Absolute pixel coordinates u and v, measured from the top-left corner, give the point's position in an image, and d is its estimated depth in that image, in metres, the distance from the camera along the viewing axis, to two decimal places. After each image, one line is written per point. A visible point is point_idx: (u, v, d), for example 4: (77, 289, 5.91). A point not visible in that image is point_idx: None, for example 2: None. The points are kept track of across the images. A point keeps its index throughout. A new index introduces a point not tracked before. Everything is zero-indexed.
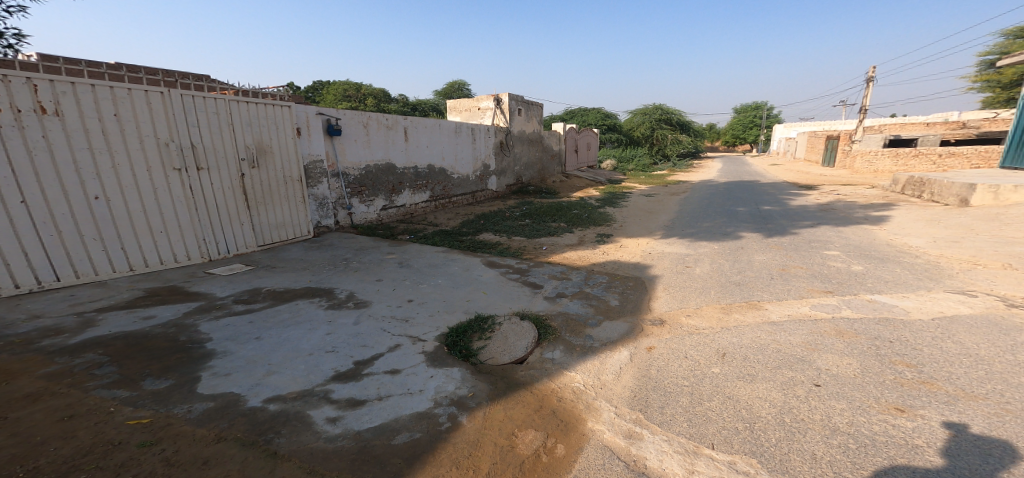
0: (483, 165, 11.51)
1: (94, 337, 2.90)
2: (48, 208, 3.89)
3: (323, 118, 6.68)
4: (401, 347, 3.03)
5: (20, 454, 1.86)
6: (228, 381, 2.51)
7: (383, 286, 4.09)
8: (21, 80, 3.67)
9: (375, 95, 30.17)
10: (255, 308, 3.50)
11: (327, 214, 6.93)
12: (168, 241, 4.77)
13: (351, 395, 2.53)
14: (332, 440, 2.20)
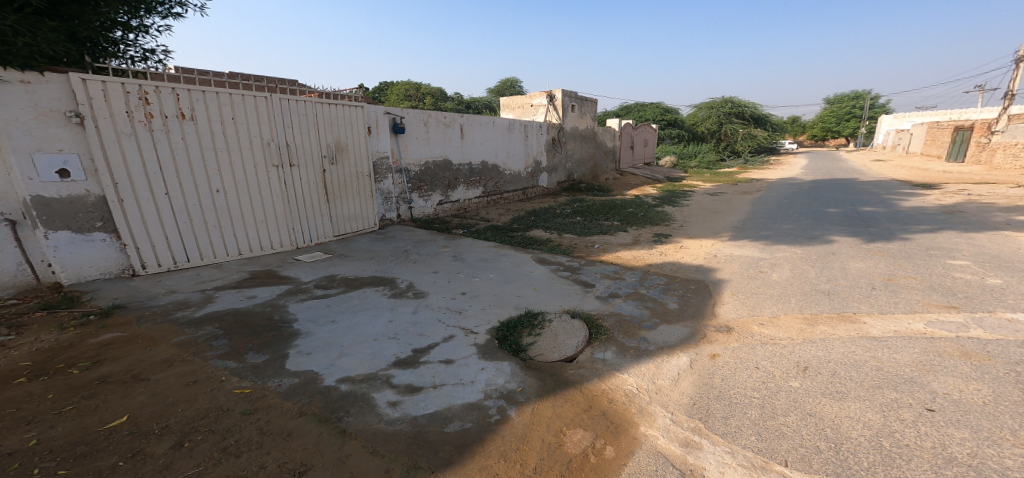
0: (536, 162, 11.50)
1: (213, 311, 3.43)
2: (183, 199, 4.60)
3: (390, 117, 7.04)
4: (455, 338, 3.16)
5: (157, 412, 2.27)
6: (309, 360, 2.81)
7: (439, 278, 4.30)
8: (168, 91, 4.37)
9: (433, 95, 31.27)
10: (331, 294, 3.88)
11: (391, 207, 7.34)
12: (267, 230, 5.38)
13: (410, 381, 2.69)
14: (393, 423, 2.37)
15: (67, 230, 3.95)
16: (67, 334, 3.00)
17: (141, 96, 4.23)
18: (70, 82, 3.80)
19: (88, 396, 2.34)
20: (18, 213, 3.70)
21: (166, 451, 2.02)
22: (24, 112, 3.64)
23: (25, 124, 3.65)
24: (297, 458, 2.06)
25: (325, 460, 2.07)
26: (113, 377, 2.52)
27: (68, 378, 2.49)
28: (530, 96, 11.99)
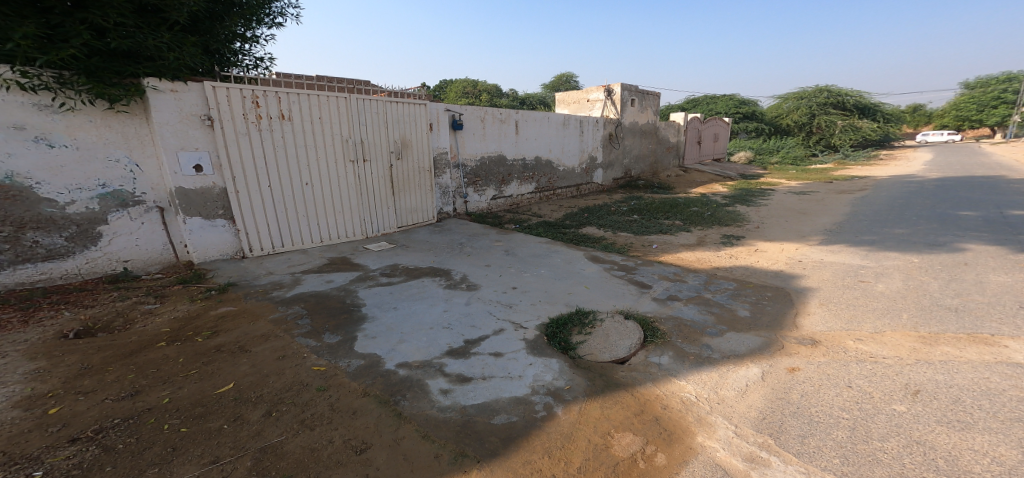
0: (591, 158, 11.04)
1: (300, 292, 3.89)
2: (280, 191, 5.14)
3: (450, 114, 7.13)
4: (505, 332, 3.20)
5: (254, 382, 2.62)
6: (374, 343, 3.06)
7: (491, 272, 4.39)
8: (273, 94, 4.87)
9: (489, 92, 32.20)
10: (394, 282, 4.18)
11: (448, 201, 7.45)
12: (342, 219, 5.82)
13: (462, 371, 2.78)
14: (444, 411, 2.48)
15: (197, 216, 4.64)
16: (193, 305, 3.59)
17: (252, 100, 4.77)
18: (205, 90, 4.43)
19: (203, 363, 2.77)
20: (163, 199, 4.50)
21: (259, 419, 2.33)
22: (171, 116, 4.30)
23: (172, 127, 4.33)
24: (359, 436, 2.25)
25: (383, 440, 2.24)
26: (222, 347, 2.95)
27: (192, 346, 2.96)
28: (587, 91, 11.90)
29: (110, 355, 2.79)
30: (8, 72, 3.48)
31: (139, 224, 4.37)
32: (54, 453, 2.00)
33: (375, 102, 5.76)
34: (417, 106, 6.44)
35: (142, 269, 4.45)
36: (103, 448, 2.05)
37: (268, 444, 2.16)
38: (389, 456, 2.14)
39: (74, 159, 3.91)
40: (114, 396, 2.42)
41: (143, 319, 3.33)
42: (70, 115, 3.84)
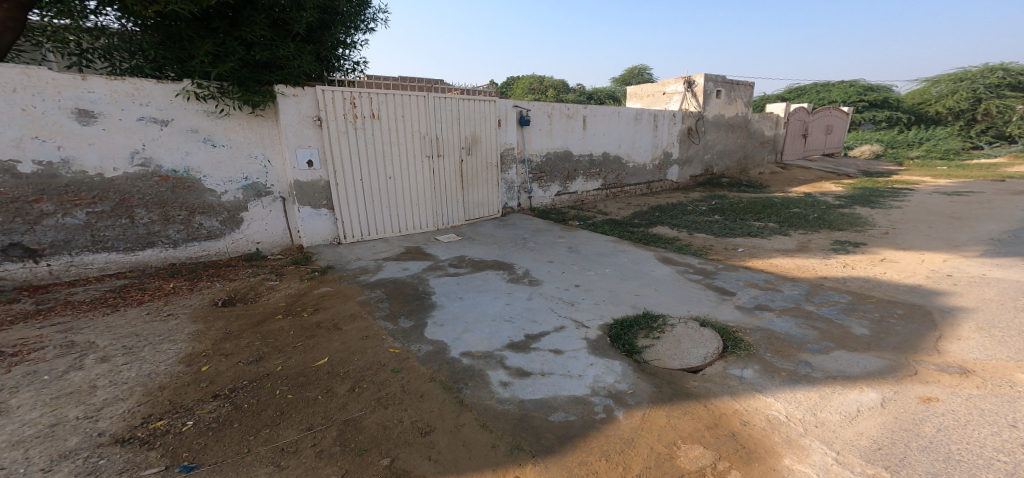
0: (664, 153, 10.23)
1: (381, 278, 4.24)
2: (367, 185, 5.44)
3: (517, 110, 6.88)
4: (565, 329, 3.13)
5: (343, 357, 2.94)
6: (441, 330, 3.22)
7: (553, 269, 4.32)
8: (365, 95, 5.14)
9: (560, 90, 31.72)
10: (461, 273, 4.34)
11: (513, 197, 7.30)
12: (418, 212, 5.99)
13: (521, 365, 2.79)
14: (502, 403, 2.51)
15: (307, 205, 5.14)
16: (301, 285, 4.14)
17: (349, 100, 5.08)
18: (314, 94, 4.86)
19: (307, 338, 3.18)
20: (284, 190, 5.08)
21: (345, 393, 2.60)
22: (290, 118, 4.80)
23: (293, 127, 4.84)
24: (424, 419, 2.40)
25: (445, 425, 2.35)
26: (321, 324, 3.37)
27: (298, 321, 3.43)
28: (663, 83, 11.11)
29: (242, 324, 3.36)
30: (188, 84, 4.24)
31: (267, 211, 5.01)
32: (202, 407, 2.45)
33: (451, 100, 5.85)
34: (485, 102, 6.35)
35: (269, 250, 5.12)
36: (233, 406, 2.47)
37: (350, 417, 2.40)
38: (450, 441, 2.25)
39: (226, 156, 4.61)
40: (245, 361, 2.88)
41: (268, 293, 3.96)
42: (227, 119, 4.55)
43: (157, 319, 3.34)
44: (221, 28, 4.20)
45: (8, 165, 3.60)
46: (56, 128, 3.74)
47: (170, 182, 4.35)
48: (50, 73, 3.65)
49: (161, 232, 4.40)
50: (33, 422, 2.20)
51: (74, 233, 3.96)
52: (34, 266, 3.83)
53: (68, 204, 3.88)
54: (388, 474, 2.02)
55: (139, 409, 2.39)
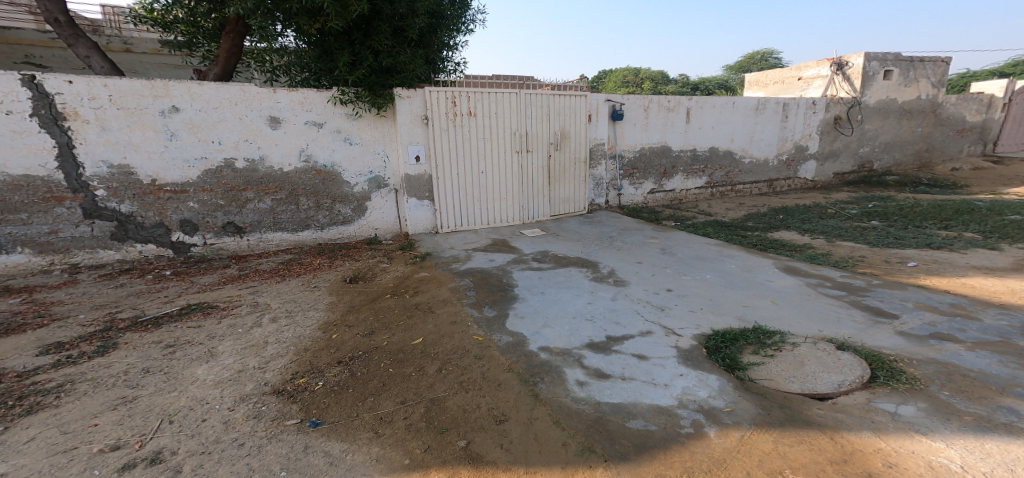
0: (796, 147, 8.84)
1: (469, 268, 4.34)
2: (462, 179, 5.66)
3: (610, 104, 6.55)
4: (653, 335, 2.87)
5: (434, 338, 3.08)
6: (521, 323, 3.15)
7: (642, 269, 3.95)
8: (465, 94, 5.34)
9: (653, 78, 26.35)
10: (544, 267, 4.20)
11: (601, 193, 6.96)
12: (506, 206, 6.07)
13: (599, 367, 2.62)
14: (578, 402, 2.39)
15: (413, 197, 5.50)
16: (404, 268, 4.53)
17: (450, 100, 5.31)
18: (423, 95, 5.17)
19: (407, 317, 3.44)
20: (397, 183, 5.51)
21: (433, 373, 2.72)
22: (404, 117, 5.16)
23: (405, 126, 5.21)
24: (500, 407, 2.42)
25: (519, 416, 2.34)
26: (419, 306, 3.60)
27: (402, 300, 3.74)
28: (801, 67, 9.84)
29: (359, 300, 3.83)
30: (335, 91, 4.90)
31: (384, 201, 5.54)
32: (328, 370, 2.79)
33: (543, 96, 5.81)
34: (575, 96, 6.18)
35: (385, 236, 5.69)
36: (349, 374, 2.74)
37: (435, 396, 2.53)
38: (522, 433, 2.23)
39: (359, 152, 5.24)
40: (360, 333, 3.23)
41: (380, 274, 4.45)
42: (359, 120, 5.13)
43: (307, 289, 4.06)
44: (357, 39, 4.81)
45: (230, 162, 4.72)
46: (257, 132, 4.74)
47: (321, 175, 5.14)
48: (256, 88, 4.66)
49: (314, 217, 5.24)
50: (228, 366, 2.79)
51: (263, 215, 4.99)
52: (240, 238, 4.95)
53: (262, 193, 4.92)
54: (463, 457, 2.09)
55: (289, 366, 2.82)
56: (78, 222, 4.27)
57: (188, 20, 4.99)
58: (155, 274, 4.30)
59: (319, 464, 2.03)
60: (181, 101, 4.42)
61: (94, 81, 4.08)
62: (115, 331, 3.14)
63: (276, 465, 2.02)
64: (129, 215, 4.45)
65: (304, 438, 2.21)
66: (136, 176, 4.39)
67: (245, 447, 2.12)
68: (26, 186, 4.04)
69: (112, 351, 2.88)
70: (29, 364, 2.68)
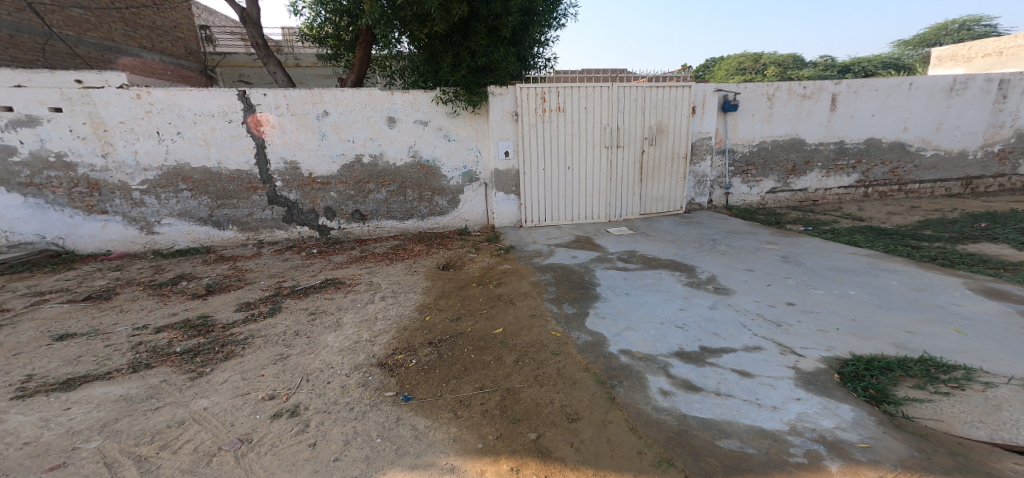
0: (1019, 135, 6.78)
1: (551, 263, 4.22)
2: (549, 174, 5.64)
3: (721, 94, 5.93)
4: (762, 351, 2.44)
5: (513, 330, 3.05)
6: (602, 323, 2.95)
7: (752, 278, 3.38)
8: (555, 89, 5.28)
9: (778, 62, 17.80)
10: (631, 268, 3.87)
11: (704, 192, 6.30)
12: (593, 202, 5.88)
13: (688, 377, 2.32)
14: (659, 412, 2.13)
15: (501, 191, 5.66)
16: (490, 259, 4.64)
17: (541, 96, 5.32)
18: (514, 92, 5.24)
19: (490, 306, 3.48)
20: (488, 177, 5.69)
21: (510, 363, 2.70)
22: (496, 114, 5.32)
23: (497, 123, 5.36)
24: (574, 405, 2.30)
25: (593, 417, 2.19)
26: (501, 297, 3.60)
27: (486, 290, 3.80)
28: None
29: (450, 286, 4.01)
30: (438, 92, 5.23)
31: (475, 195, 5.74)
32: (421, 350, 2.98)
33: (639, 88, 5.44)
34: (676, 88, 5.68)
35: (475, 228, 5.89)
36: (436, 355, 2.89)
37: (511, 387, 2.51)
38: (595, 434, 2.09)
39: (456, 148, 5.52)
40: (449, 317, 3.39)
41: (468, 263, 4.65)
42: (457, 118, 5.39)
43: (409, 273, 4.43)
44: (457, 41, 5.07)
45: (360, 158, 5.36)
46: (377, 131, 5.29)
47: (425, 169, 5.53)
48: (381, 92, 5.20)
49: (417, 208, 5.67)
50: (348, 336, 3.21)
51: (380, 205, 5.57)
52: (363, 224, 5.62)
53: (379, 185, 5.49)
54: (533, 450, 2.06)
55: (390, 342, 3.10)
56: (264, 206, 5.31)
57: (334, 34, 6.06)
58: (307, 252, 5.23)
59: (406, 436, 2.23)
60: (330, 106, 5.15)
61: (277, 93, 5.00)
62: (281, 296, 3.96)
63: (373, 431, 2.28)
64: (295, 202, 5.40)
65: (396, 410, 2.43)
66: (300, 170, 5.28)
67: (353, 411, 2.44)
68: (236, 178, 5.16)
69: (278, 312, 3.63)
70: (230, 317, 3.54)
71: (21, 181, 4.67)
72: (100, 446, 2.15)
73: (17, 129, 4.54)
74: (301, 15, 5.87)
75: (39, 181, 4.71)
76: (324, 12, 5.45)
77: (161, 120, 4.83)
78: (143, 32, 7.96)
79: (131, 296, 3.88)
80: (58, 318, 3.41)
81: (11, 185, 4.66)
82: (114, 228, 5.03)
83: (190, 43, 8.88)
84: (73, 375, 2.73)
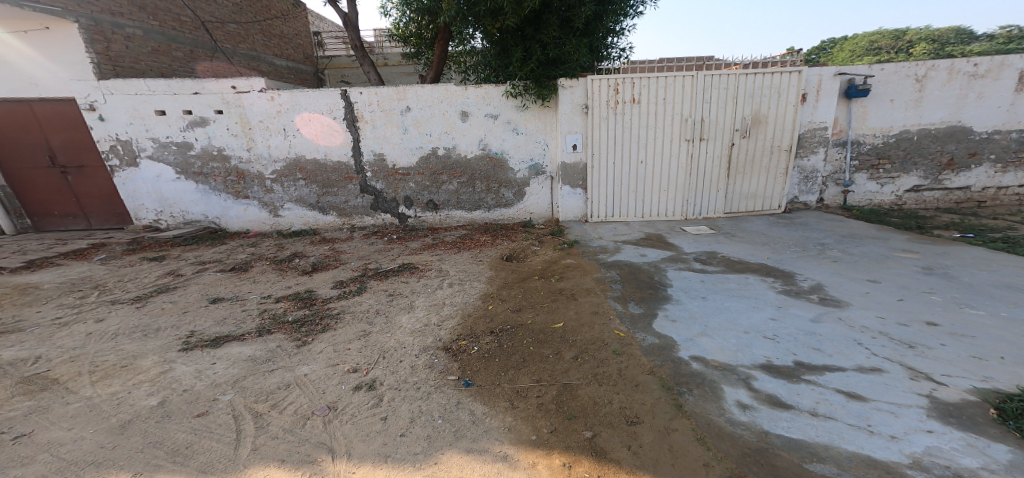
0: None
1: (618, 260, 3.99)
2: (619, 168, 5.45)
3: (844, 79, 5.15)
4: (881, 374, 2.01)
5: (574, 326, 2.94)
6: (672, 326, 2.68)
7: (876, 290, 2.83)
8: (629, 80, 5.05)
9: (935, 38, 10.21)
10: (709, 270, 3.48)
11: (812, 189, 5.55)
12: (668, 198, 5.54)
13: (776, 393, 1.99)
14: (735, 425, 1.85)
15: (567, 185, 5.62)
16: (553, 253, 4.57)
17: (613, 87, 5.12)
18: (585, 85, 5.13)
19: (551, 300, 3.41)
20: (554, 170, 5.69)
21: (568, 359, 2.60)
22: (565, 107, 5.26)
23: (565, 116, 5.31)
24: (634, 408, 2.11)
25: (654, 422, 1.99)
26: (563, 291, 3.51)
27: (548, 284, 3.74)
28: None
29: (512, 278, 4.04)
30: (508, 86, 5.31)
31: (540, 188, 5.79)
32: (483, 338, 3.04)
33: (729, 76, 4.96)
34: (781, 74, 5.06)
35: (539, 221, 5.96)
36: (497, 344, 2.92)
37: (568, 382, 2.41)
38: (656, 441, 1.89)
39: (523, 141, 5.58)
40: (511, 308, 3.40)
41: (532, 256, 4.64)
42: (526, 112, 5.45)
43: (474, 262, 4.59)
44: (529, 34, 5.17)
45: (435, 150, 5.68)
46: (451, 124, 5.55)
47: (494, 161, 5.69)
48: (456, 87, 5.40)
49: (485, 199, 5.89)
50: (418, 319, 3.43)
51: (451, 195, 5.89)
52: (435, 213, 5.99)
53: (452, 176, 5.79)
54: (587, 448, 1.94)
55: (456, 328, 3.23)
56: (357, 195, 5.93)
57: (416, 33, 6.42)
58: (388, 237, 5.75)
59: (464, 420, 2.27)
60: (412, 102, 5.49)
61: (371, 90, 5.44)
62: (367, 277, 4.41)
63: (436, 412, 2.37)
64: (381, 191, 5.91)
65: (456, 395, 2.49)
66: (386, 162, 5.75)
67: (420, 391, 2.57)
68: (338, 169, 5.80)
69: (363, 292, 4.04)
70: (328, 293, 4.07)
71: (195, 170, 5.81)
72: (232, 400, 2.59)
73: (194, 129, 5.60)
74: (389, 17, 6.36)
75: (206, 170, 5.80)
76: (409, 12, 5.78)
77: (287, 118, 5.57)
78: (275, 41, 8.31)
79: (262, 269, 4.73)
80: (213, 284, 4.29)
81: (187, 174, 5.84)
82: (253, 211, 6.05)
83: (308, 48, 9.42)
84: (220, 334, 3.38)
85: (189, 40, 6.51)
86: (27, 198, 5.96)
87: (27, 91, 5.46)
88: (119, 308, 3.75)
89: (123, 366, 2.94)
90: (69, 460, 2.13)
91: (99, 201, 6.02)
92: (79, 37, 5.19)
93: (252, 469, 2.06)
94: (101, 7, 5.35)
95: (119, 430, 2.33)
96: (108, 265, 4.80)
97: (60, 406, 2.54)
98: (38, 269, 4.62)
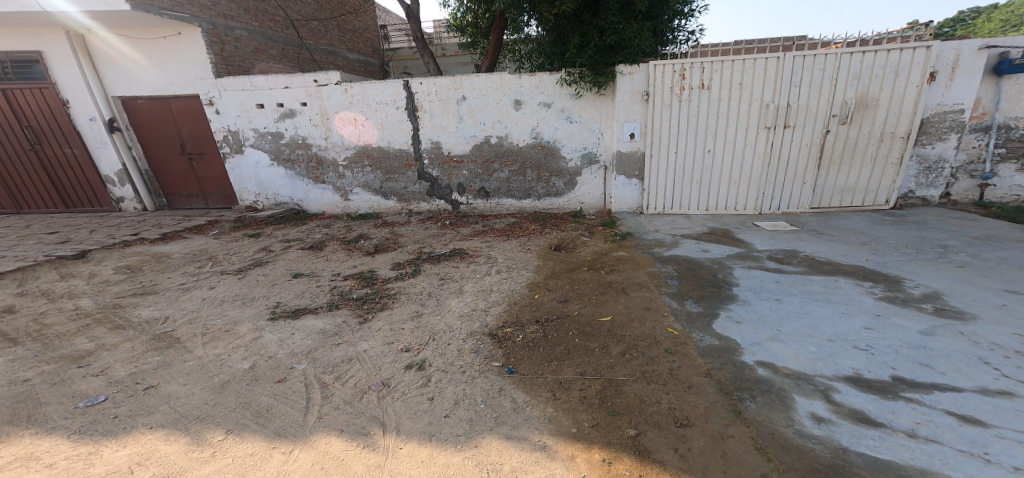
0: None
1: (676, 255, 3.70)
2: (683, 157, 5.14)
3: (994, 53, 4.33)
4: (1012, 399, 1.65)
5: (623, 321, 2.77)
6: (737, 328, 2.40)
7: (1016, 302, 2.31)
8: (697, 64, 4.73)
9: None
10: (787, 270, 3.08)
11: (936, 182, 4.77)
12: (742, 192, 5.12)
13: (862, 408, 1.70)
14: (805, 438, 1.61)
15: (622, 175, 5.44)
16: (604, 245, 4.39)
17: (679, 72, 4.83)
18: (648, 70, 4.90)
19: (599, 293, 3.26)
20: (608, 160, 5.56)
21: (615, 354, 2.45)
22: (623, 94, 5.09)
23: (624, 103, 5.13)
24: (685, 410, 1.91)
25: (707, 426, 1.78)
26: (613, 284, 3.35)
27: (597, 276, 3.58)
28: None
29: (560, 268, 3.95)
30: (563, 73, 5.27)
31: (593, 178, 5.70)
32: (529, 326, 3.00)
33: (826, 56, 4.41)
34: (899, 50, 4.37)
35: (590, 211, 5.88)
36: (542, 334, 2.86)
37: (613, 377, 2.27)
38: (706, 446, 1.69)
39: (577, 130, 5.51)
40: (557, 298, 3.32)
41: (581, 246, 4.52)
42: (580, 100, 5.38)
43: (524, 250, 4.58)
44: (586, 19, 5.02)
45: (489, 138, 5.83)
46: (505, 113, 5.66)
47: (545, 149, 5.70)
48: (511, 75, 5.48)
49: (535, 187, 5.94)
50: (467, 304, 3.51)
51: (502, 183, 6.03)
52: (487, 201, 6.18)
53: (505, 164, 5.91)
54: (629, 446, 1.80)
55: (504, 315, 3.22)
56: (416, 181, 6.33)
57: (472, 22, 6.54)
58: (442, 222, 6.02)
59: (506, 407, 2.24)
60: (467, 91, 5.69)
61: (430, 81, 5.76)
62: (421, 260, 4.63)
63: (479, 396, 2.37)
64: (437, 178, 6.24)
65: (499, 382, 2.46)
66: (442, 149, 6.05)
67: (465, 374, 2.60)
68: (400, 156, 6.24)
69: (416, 275, 4.23)
70: (387, 274, 4.35)
71: (284, 157, 6.65)
72: (305, 369, 2.85)
73: (285, 119, 6.39)
74: (448, 7, 6.52)
75: (293, 157, 6.62)
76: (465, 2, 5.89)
77: (358, 108, 6.11)
78: (348, 36, 9.21)
79: (334, 249, 5.20)
80: (295, 261, 4.82)
81: (279, 161, 6.71)
82: (328, 195, 6.78)
83: (376, 42, 10.33)
84: (299, 307, 3.78)
85: (281, 38, 7.45)
86: (163, 180, 7.23)
87: (163, 91, 6.57)
88: (225, 278, 4.39)
89: (226, 330, 3.42)
90: (181, 412, 2.48)
91: (214, 183, 7.15)
92: (202, 40, 6.20)
93: (316, 436, 2.24)
94: (216, 12, 6.32)
95: (219, 389, 2.68)
96: (220, 239, 5.67)
97: (179, 363, 3.00)
98: (169, 241, 5.61)
